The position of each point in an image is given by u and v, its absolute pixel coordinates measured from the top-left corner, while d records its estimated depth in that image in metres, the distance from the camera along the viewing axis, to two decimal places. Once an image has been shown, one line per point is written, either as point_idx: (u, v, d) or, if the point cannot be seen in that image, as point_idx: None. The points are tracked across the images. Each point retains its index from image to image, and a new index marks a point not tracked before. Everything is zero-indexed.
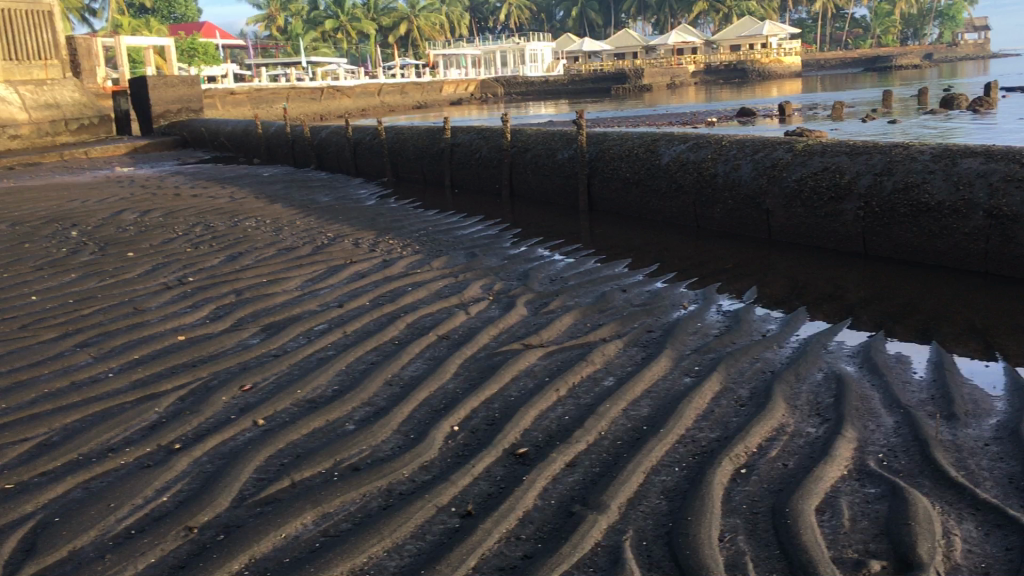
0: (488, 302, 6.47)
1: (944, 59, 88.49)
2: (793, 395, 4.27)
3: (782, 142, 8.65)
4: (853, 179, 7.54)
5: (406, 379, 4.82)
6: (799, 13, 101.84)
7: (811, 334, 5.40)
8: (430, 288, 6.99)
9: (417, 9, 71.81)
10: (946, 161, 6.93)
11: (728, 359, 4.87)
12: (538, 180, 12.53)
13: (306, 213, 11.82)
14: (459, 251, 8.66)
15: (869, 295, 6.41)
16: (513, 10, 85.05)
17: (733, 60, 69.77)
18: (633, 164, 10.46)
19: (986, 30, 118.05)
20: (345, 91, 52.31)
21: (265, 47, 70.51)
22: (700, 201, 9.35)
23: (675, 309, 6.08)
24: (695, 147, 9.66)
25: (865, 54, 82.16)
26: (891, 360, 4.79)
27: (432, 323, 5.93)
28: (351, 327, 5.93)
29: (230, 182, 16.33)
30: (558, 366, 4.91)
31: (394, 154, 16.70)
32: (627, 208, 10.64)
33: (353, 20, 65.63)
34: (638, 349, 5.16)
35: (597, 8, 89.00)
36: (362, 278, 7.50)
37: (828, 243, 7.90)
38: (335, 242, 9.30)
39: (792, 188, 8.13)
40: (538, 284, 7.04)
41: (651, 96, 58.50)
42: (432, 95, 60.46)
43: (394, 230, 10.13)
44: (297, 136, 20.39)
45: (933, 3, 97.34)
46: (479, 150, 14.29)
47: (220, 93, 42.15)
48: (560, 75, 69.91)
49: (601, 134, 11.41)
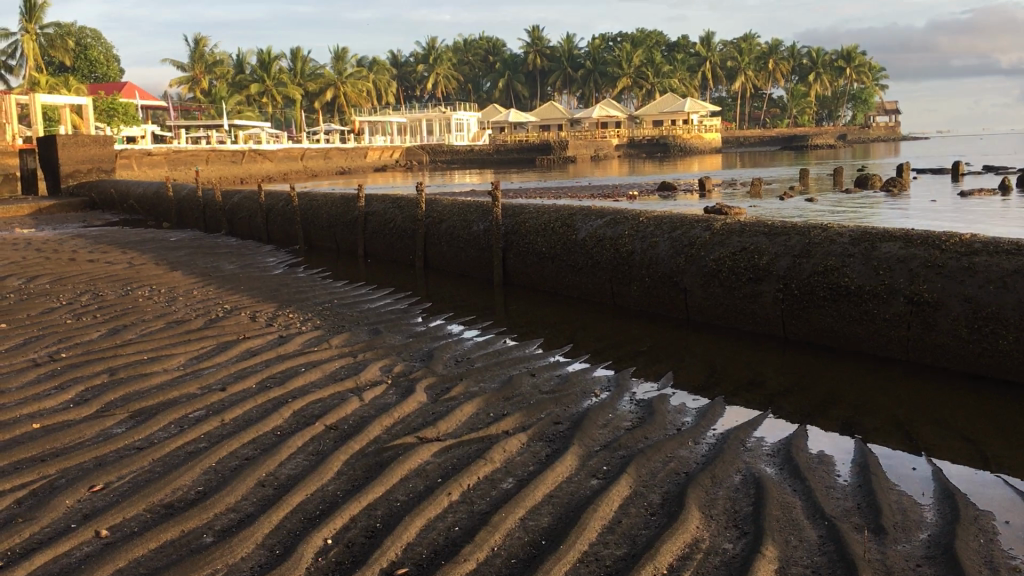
0: (386, 387, 5.97)
1: (854, 139, 92.32)
2: (709, 502, 3.88)
3: (699, 221, 8.46)
4: (772, 261, 7.36)
5: (282, 479, 4.27)
6: (718, 92, 105.33)
7: (729, 428, 5.05)
8: (325, 369, 6.45)
9: (344, 75, 71.83)
10: (865, 246, 6.80)
11: (639, 457, 4.47)
12: (453, 253, 12.17)
13: (207, 282, 11.20)
14: (363, 327, 8.16)
15: (788, 385, 6.11)
16: (440, 80, 85.97)
17: (655, 134, 71.31)
18: (549, 238, 10.18)
19: (894, 114, 123.72)
20: (267, 154, 51.73)
21: (187, 109, 69.53)
22: (617, 278, 9.09)
23: (585, 398, 5.67)
24: (611, 223, 9.42)
25: (780, 133, 85.27)
26: (812, 461, 4.46)
27: (322, 411, 5.40)
28: (230, 416, 5.35)
29: (133, 247, 15.53)
30: (453, 464, 4.42)
31: (308, 221, 16.17)
32: (542, 283, 10.32)
33: (278, 84, 65.30)
34: (543, 445, 4.72)
35: (523, 81, 90.59)
36: (253, 356, 6.92)
37: (746, 325, 7.67)
38: (232, 314, 8.71)
39: (709, 268, 7.91)
40: (442, 366, 6.58)
41: (575, 167, 59.23)
42: (357, 161, 60.13)
43: (297, 302, 9.59)
44: (210, 201, 19.71)
45: (843, 87, 101.91)
46: (393, 220, 13.88)
47: (136, 153, 41.06)
48: (486, 144, 70.42)
49: (517, 207, 11.15)
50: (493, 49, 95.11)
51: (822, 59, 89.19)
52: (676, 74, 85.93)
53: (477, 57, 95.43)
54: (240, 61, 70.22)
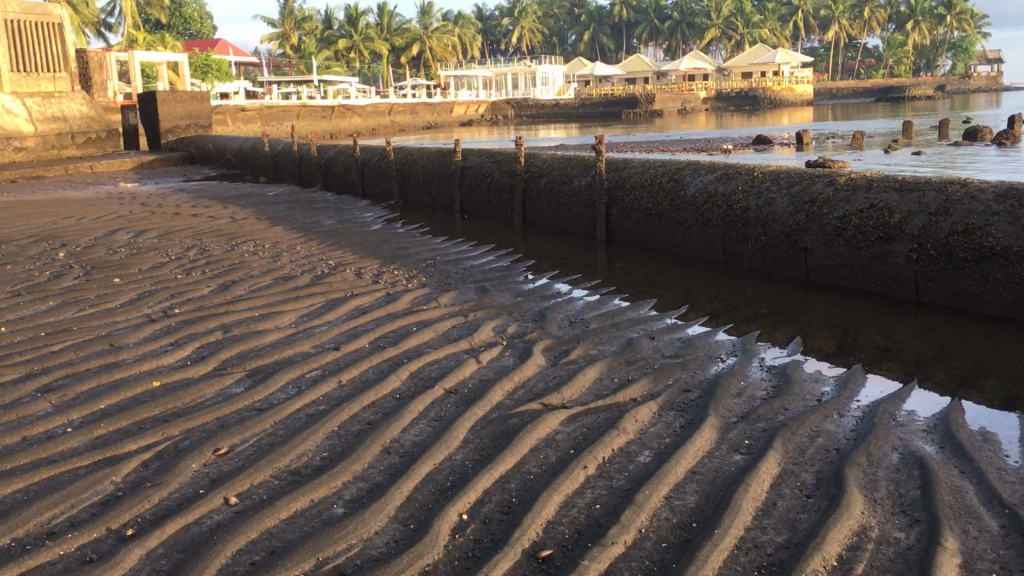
0: (503, 350, 5.77)
1: (955, 91, 88.16)
2: (870, 485, 3.57)
3: (822, 175, 8.01)
4: (904, 219, 6.88)
5: (407, 446, 4.12)
6: (811, 42, 101.69)
7: (876, 400, 4.68)
8: (436, 330, 6.29)
9: (430, 29, 71.52)
10: (1012, 203, 6.27)
11: (783, 430, 4.17)
12: (553, 208, 11.89)
13: (309, 237, 11.19)
14: (469, 285, 7.98)
15: (928, 355, 5.70)
16: (525, 33, 84.95)
17: (745, 87, 69.29)
18: (655, 194, 9.81)
19: (999, 63, 117.31)
20: (355, 109, 52.01)
21: (276, 65, 70.20)
22: (730, 236, 8.69)
23: (713, 363, 5.39)
24: (723, 177, 9.01)
25: (877, 83, 81.86)
26: (975, 438, 4.09)
27: (440, 374, 5.23)
28: (347, 377, 5.23)
29: (233, 201, 15.71)
30: (585, 434, 4.20)
31: (403, 176, 16.07)
32: (647, 240, 9.99)
33: (365, 39, 65.44)
34: (676, 415, 4.46)
35: (608, 33, 88.91)
36: (362, 315, 6.81)
37: (874, 288, 7.23)
38: (336, 271, 8.62)
39: (833, 226, 7.47)
40: (557, 328, 6.35)
41: (662, 121, 58.06)
42: (443, 116, 60.09)
43: (400, 259, 9.46)
44: (304, 155, 19.80)
45: (944, 35, 97.08)
46: (491, 174, 13.65)
47: (229, 109, 41.76)
48: (571, 99, 69.50)
49: (621, 160, 10.79)
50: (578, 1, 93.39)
51: (923, 6, 85.04)
52: (768, 24, 83.07)
53: (561, 10, 93.84)
54: (328, 15, 70.37)
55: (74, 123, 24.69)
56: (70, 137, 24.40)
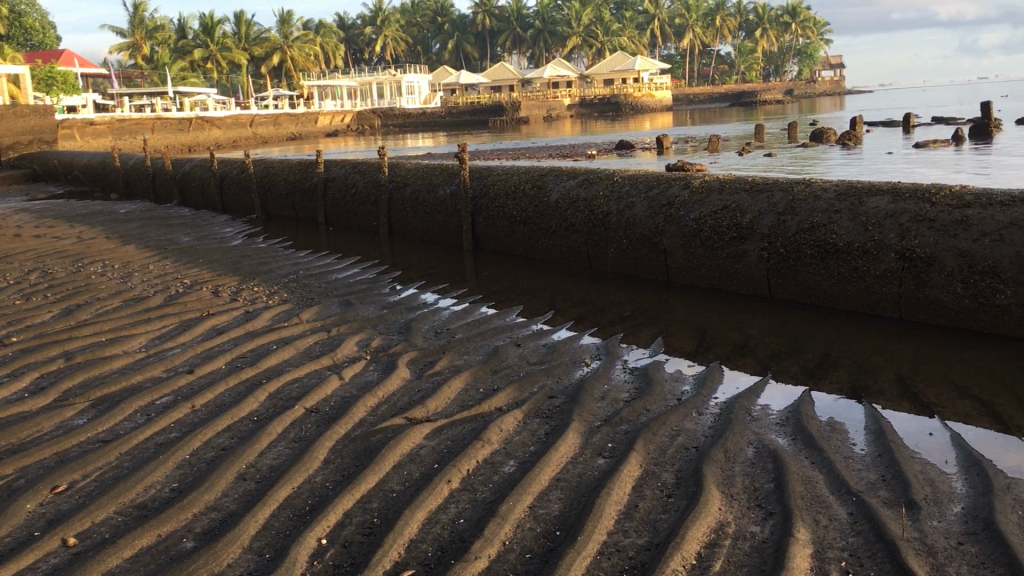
0: (367, 364, 5.64)
1: (802, 94, 92.77)
2: (726, 480, 3.64)
3: (678, 179, 8.23)
4: (755, 219, 7.14)
5: (264, 471, 3.95)
6: (668, 50, 105.10)
7: (732, 397, 4.81)
8: (297, 347, 6.09)
9: (290, 39, 70.14)
10: (852, 201, 6.61)
11: (644, 431, 4.22)
12: (419, 218, 11.80)
13: (163, 255, 10.72)
14: (333, 299, 7.80)
15: (781, 349, 5.91)
16: (388, 42, 84.40)
17: (607, 94, 70.90)
18: (519, 201, 9.86)
19: (840, 68, 124.18)
20: (214, 121, 50.39)
21: (128, 76, 67.29)
22: (592, 240, 8.82)
23: (577, 368, 5.43)
24: (585, 183, 9.15)
25: (731, 88, 85.28)
26: (824, 429, 4.24)
27: (301, 393, 5.06)
28: (202, 401, 5.00)
29: (81, 220, 14.92)
30: (449, 447, 4.14)
31: (264, 189, 15.64)
32: (514, 247, 10.03)
33: (222, 49, 63.68)
34: (541, 422, 4.45)
35: (472, 42, 89.42)
36: (219, 334, 6.53)
37: (730, 286, 7.46)
38: (192, 290, 8.27)
39: (689, 227, 7.68)
40: (422, 339, 6.27)
41: (528, 128, 58.75)
42: (307, 126, 59.00)
43: (260, 274, 9.17)
44: (159, 170, 19.04)
45: (790, 42, 102.07)
46: (355, 185, 13.43)
47: (77, 122, 39.68)
48: (437, 107, 69.46)
49: (485, 168, 10.81)
50: (441, 10, 93.52)
51: (770, 14, 89.19)
52: (627, 32, 85.32)
53: (424, 18, 93.82)
54: (183, 25, 68.00)
55: None
56: None
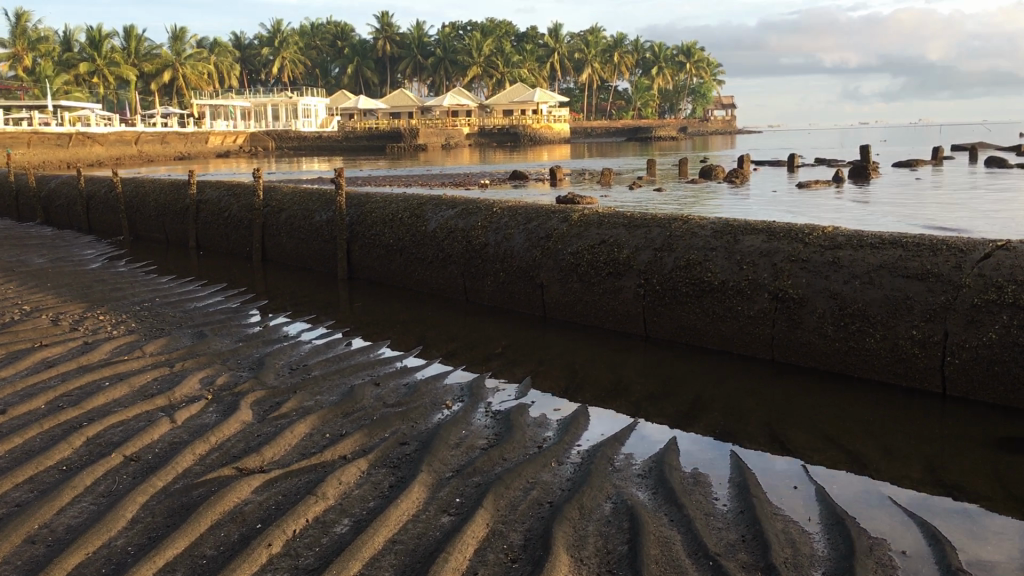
0: (206, 405, 5.14)
1: (694, 132, 95.39)
2: (578, 541, 3.34)
3: (557, 211, 8.02)
4: (632, 255, 6.97)
5: (58, 532, 3.44)
6: (566, 83, 106.70)
7: (596, 444, 4.53)
8: (132, 384, 5.54)
9: (183, 56, 68.15)
10: (727, 239, 6.50)
11: (496, 484, 3.89)
12: (294, 245, 11.29)
13: (9, 279, 9.90)
14: (186, 331, 7.23)
15: (653, 391, 5.68)
16: (286, 64, 82.98)
17: (506, 124, 71.28)
18: (396, 229, 9.48)
19: (731, 108, 128.39)
20: (97, 137, 48.35)
21: (7, 88, 64.12)
22: (469, 272, 8.51)
23: (436, 411, 5.07)
24: (463, 213, 8.85)
25: (627, 124, 86.99)
26: (687, 482, 4.00)
27: (123, 438, 4.53)
28: (5, 447, 4.41)
29: None
30: (278, 503, 3.71)
31: (133, 210, 14.81)
32: (389, 278, 9.63)
33: (109, 64, 61.40)
34: (386, 473, 4.07)
35: (372, 68, 88.77)
36: (48, 369, 5.90)
37: (606, 323, 7.23)
38: (30, 318, 7.57)
39: (566, 261, 7.46)
40: (274, 376, 5.81)
41: (426, 155, 58.43)
42: (197, 146, 57.24)
43: (111, 302, 8.50)
44: (22, 187, 17.91)
45: (684, 81, 104.97)
46: (228, 209, 12.80)
47: None
48: (334, 131, 68.44)
49: (363, 195, 10.40)
50: (341, 34, 92.68)
51: (666, 53, 91.60)
52: (526, 65, 86.21)
53: (324, 42, 92.78)
54: (68, 37, 65.29)
55: None
56: None
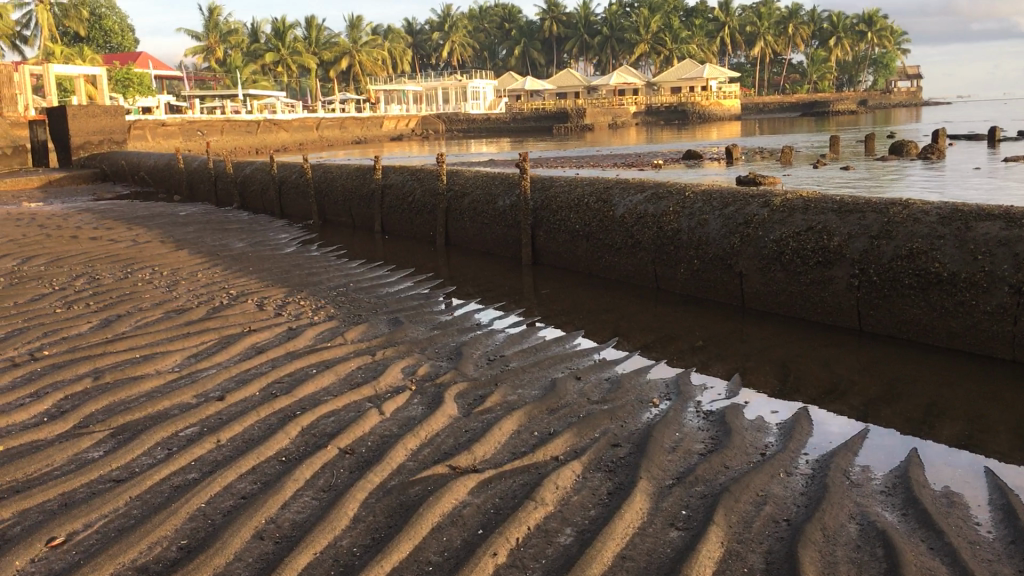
0: (411, 397, 5.12)
1: (876, 105, 90.24)
2: (828, 569, 3.04)
3: (758, 195, 7.58)
4: (844, 242, 6.48)
5: (285, 529, 3.45)
6: (737, 58, 103.34)
7: (827, 453, 4.17)
8: (339, 372, 5.61)
9: (359, 43, 70.52)
10: (957, 225, 5.91)
11: (724, 496, 3.62)
12: (477, 229, 11.31)
13: (214, 262, 10.40)
14: (382, 317, 7.30)
15: (878, 393, 5.23)
16: (455, 48, 84.40)
17: (675, 101, 69.74)
18: (582, 214, 9.28)
19: (916, 79, 120.75)
20: (282, 123, 50.78)
21: (201, 79, 68.42)
22: (661, 259, 8.20)
23: (644, 410, 4.84)
24: (653, 197, 8.54)
25: (802, 98, 83.33)
26: (941, 502, 3.60)
27: (336, 430, 4.55)
28: (228, 435, 4.52)
29: (140, 222, 14.81)
30: (496, 506, 3.59)
31: (322, 195, 15.32)
32: (576, 264, 9.45)
33: (293, 53, 64.32)
34: (603, 478, 3.87)
35: (539, 48, 88.87)
36: (258, 354, 6.08)
37: (814, 315, 6.78)
38: (237, 302, 7.87)
39: (769, 249, 7.03)
40: (473, 367, 5.74)
41: (593, 136, 58.04)
42: (373, 131, 59.15)
43: (308, 287, 8.75)
44: (220, 173, 18.94)
45: (865, 52, 99.37)
46: (412, 194, 12.99)
47: (150, 123, 40.19)
48: (502, 113, 69.06)
49: (547, 179, 10.25)
50: (508, 16, 93.38)
51: (845, 22, 86.89)
52: (695, 40, 84.01)
53: (492, 24, 93.72)
54: (255, 29, 68.88)
55: None
56: None
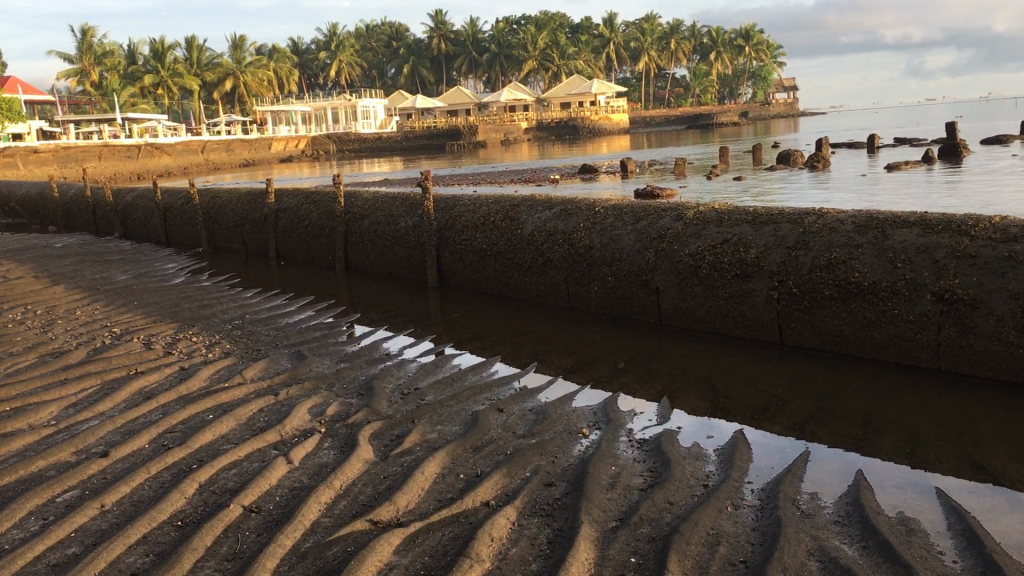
0: (322, 441, 4.68)
1: (756, 116, 93.26)
2: None
3: (670, 209, 7.44)
4: (761, 255, 6.36)
5: None
6: (622, 74, 105.53)
7: (773, 481, 3.94)
8: (239, 417, 5.11)
9: (243, 64, 68.78)
10: (875, 234, 5.84)
11: (675, 539, 3.32)
12: (379, 252, 10.87)
13: (95, 298, 9.64)
14: (283, 352, 6.81)
15: (810, 411, 5.07)
16: (343, 67, 83.39)
17: (564, 117, 70.54)
18: (490, 233, 8.98)
19: (792, 91, 125.61)
20: (165, 147, 48.98)
21: (76, 103, 65.50)
22: (573, 277, 7.96)
23: (575, 443, 4.54)
24: (562, 214, 8.31)
25: (686, 111, 85.51)
26: (898, 529, 3.41)
27: (239, 485, 4.08)
28: (114, 498, 3.99)
29: (11, 256, 13.76)
30: (426, 567, 3.22)
31: (210, 221, 14.58)
32: (484, 285, 9.14)
33: (174, 75, 62.30)
34: (541, 524, 3.54)
35: (428, 66, 88.64)
36: (148, 401, 5.51)
37: (734, 330, 6.63)
38: (121, 341, 7.22)
39: (685, 263, 6.87)
40: (387, 404, 5.34)
41: (485, 153, 58.09)
42: (261, 153, 57.70)
43: (201, 321, 8.15)
44: (99, 201, 17.91)
45: (743, 66, 102.85)
46: (308, 217, 12.45)
47: (20, 151, 38.08)
48: (393, 131, 68.44)
49: (450, 199, 9.91)
50: (395, 34, 92.83)
51: (724, 37, 89.53)
52: (582, 56, 85.24)
53: (379, 43, 93.14)
54: (132, 50, 66.49)
55: None
56: None
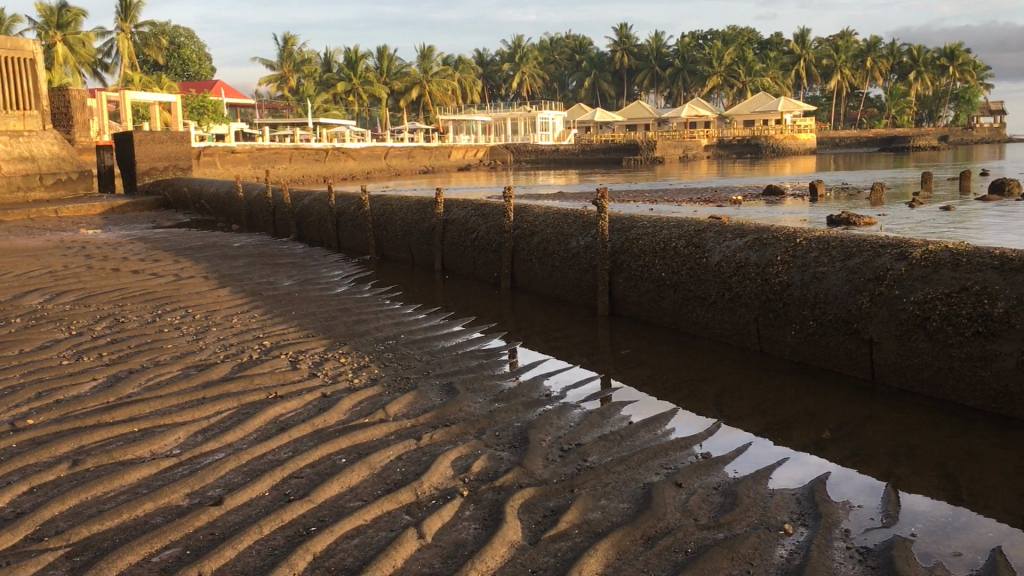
0: (463, 509, 3.92)
1: (958, 140, 86.73)
2: None
3: (891, 246, 6.27)
4: (1011, 310, 5.14)
5: None
6: (813, 91, 100.99)
7: None
8: (374, 466, 4.43)
9: (430, 73, 70.42)
10: None
11: None
12: (546, 272, 10.13)
13: (255, 304, 9.37)
14: (434, 383, 6.13)
15: None
16: (525, 79, 83.86)
17: (746, 135, 67.93)
18: (670, 260, 8.05)
19: (1000, 114, 116.23)
20: (350, 153, 50.58)
21: (274, 107, 69.04)
22: (767, 318, 6.91)
23: (778, 545, 3.56)
24: (757, 243, 7.27)
25: (881, 134, 80.62)
26: None
27: (359, 563, 3.37)
28: (214, 566, 3.36)
29: (191, 254, 13.98)
30: None
31: (381, 228, 14.29)
32: (660, 317, 8.20)
33: (364, 83, 64.43)
34: None
35: (609, 79, 87.88)
36: (280, 434, 4.94)
37: (969, 399, 5.41)
38: (268, 357, 6.76)
39: (909, 312, 5.71)
40: (544, 463, 4.51)
41: (662, 168, 56.53)
42: (440, 160, 58.63)
43: (354, 338, 7.66)
44: (279, 203, 18.13)
45: (946, 85, 96.02)
46: (476, 230, 11.89)
47: (219, 151, 40.09)
48: (570, 145, 68.09)
49: (627, 219, 9.04)
50: (579, 48, 92.71)
51: (926, 57, 83.87)
52: (770, 73, 82.09)
53: (563, 56, 93.36)
54: (328, 59, 69.44)
55: (43, 164, 23.87)
56: (38, 179, 23.49)
